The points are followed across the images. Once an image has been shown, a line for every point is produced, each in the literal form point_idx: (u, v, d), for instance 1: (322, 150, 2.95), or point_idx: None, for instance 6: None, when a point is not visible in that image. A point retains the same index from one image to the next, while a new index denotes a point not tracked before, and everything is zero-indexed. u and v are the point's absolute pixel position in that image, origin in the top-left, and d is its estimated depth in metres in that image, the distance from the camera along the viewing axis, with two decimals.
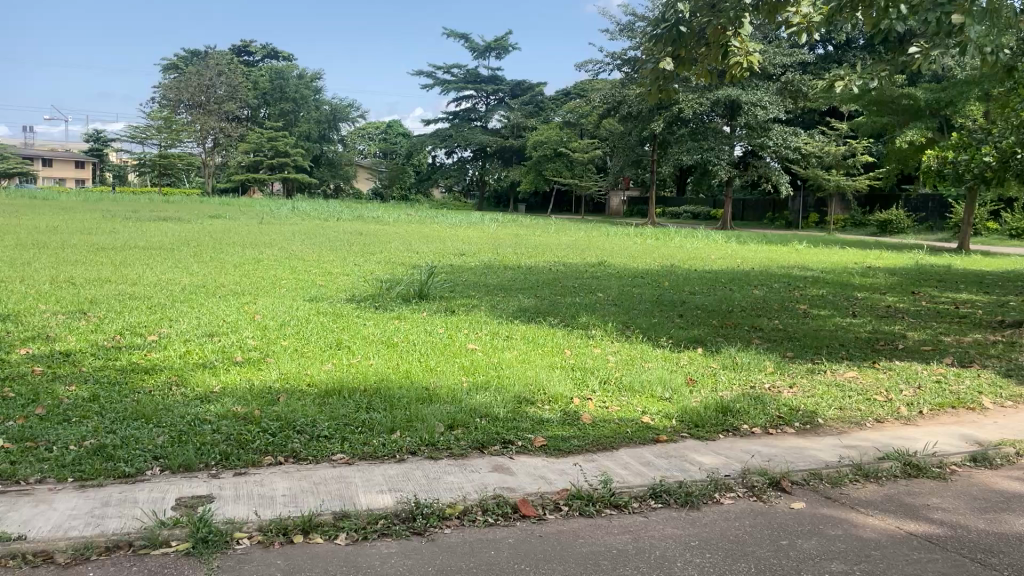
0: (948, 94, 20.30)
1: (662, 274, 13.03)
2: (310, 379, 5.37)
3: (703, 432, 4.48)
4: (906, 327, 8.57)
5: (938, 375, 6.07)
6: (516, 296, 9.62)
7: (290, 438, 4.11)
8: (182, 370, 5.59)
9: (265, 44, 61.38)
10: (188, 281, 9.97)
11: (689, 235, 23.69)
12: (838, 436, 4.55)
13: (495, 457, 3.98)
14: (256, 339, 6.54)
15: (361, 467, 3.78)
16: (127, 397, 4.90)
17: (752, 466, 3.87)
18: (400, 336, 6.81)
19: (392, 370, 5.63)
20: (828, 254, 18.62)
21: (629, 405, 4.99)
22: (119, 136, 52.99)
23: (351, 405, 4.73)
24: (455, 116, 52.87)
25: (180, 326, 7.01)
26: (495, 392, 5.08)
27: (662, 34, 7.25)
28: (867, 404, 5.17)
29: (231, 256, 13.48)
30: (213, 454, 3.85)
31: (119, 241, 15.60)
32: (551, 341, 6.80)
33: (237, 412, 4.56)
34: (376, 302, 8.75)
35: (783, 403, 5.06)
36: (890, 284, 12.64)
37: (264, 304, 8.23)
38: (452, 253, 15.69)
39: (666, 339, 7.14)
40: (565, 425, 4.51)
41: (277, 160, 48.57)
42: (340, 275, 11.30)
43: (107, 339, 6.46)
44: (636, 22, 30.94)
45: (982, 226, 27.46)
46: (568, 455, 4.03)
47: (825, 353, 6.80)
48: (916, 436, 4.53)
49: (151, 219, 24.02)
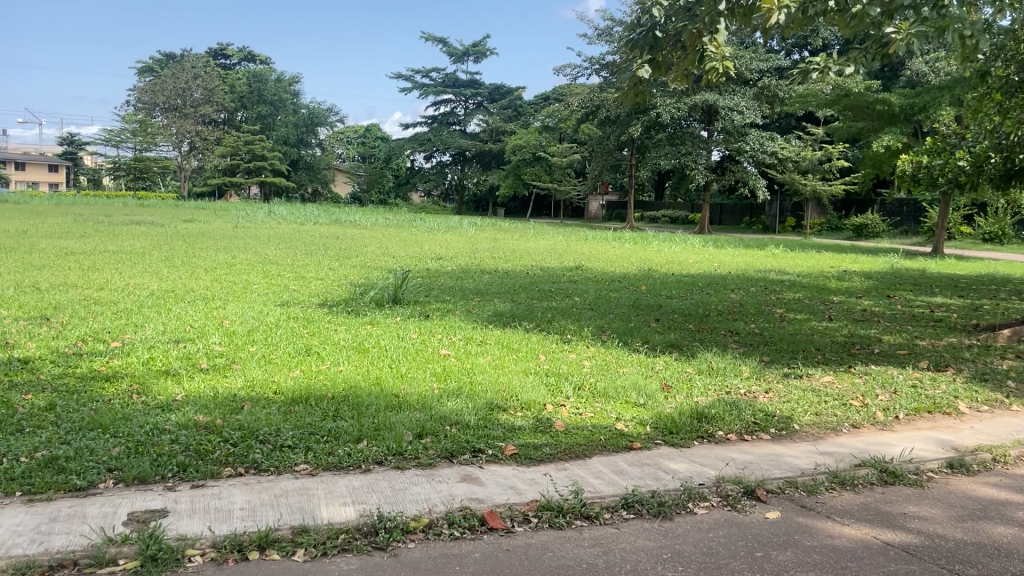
0: (921, 100, 20.38)
1: (640, 278, 12.94)
2: (276, 387, 5.22)
3: (678, 439, 4.40)
4: (881, 330, 8.57)
5: (914, 380, 6.02)
6: (492, 301, 9.52)
7: (252, 448, 3.97)
8: (144, 377, 5.42)
9: (242, 48, 61.12)
10: (155, 286, 9.80)
11: (666, 239, 23.66)
12: (814, 442, 4.48)
13: (464, 467, 3.86)
14: (223, 345, 6.40)
15: (324, 478, 3.66)
16: (85, 406, 4.73)
17: (727, 474, 3.78)
18: (371, 342, 6.68)
19: (361, 377, 5.49)
20: (804, 258, 18.70)
21: (604, 411, 4.89)
22: (93, 140, 52.23)
23: (317, 413, 4.60)
24: (434, 120, 52.78)
25: (146, 331, 6.83)
26: (466, 398, 4.98)
27: (638, 38, 7.14)
28: (842, 409, 5.12)
29: (204, 260, 13.29)
30: (171, 465, 3.71)
31: (89, 245, 15.29)
32: (525, 347, 6.69)
33: (199, 421, 4.41)
34: (347, 306, 8.62)
35: (758, 409, 4.99)
36: (866, 288, 12.69)
37: (233, 310, 8.08)
38: (428, 258, 15.60)
39: (642, 343, 7.07)
40: (538, 433, 4.41)
41: (253, 164, 47.95)
42: (313, 280, 11.11)
43: (68, 346, 6.27)
44: (615, 27, 31.05)
45: (956, 230, 27.73)
46: (539, 464, 3.93)
47: (801, 358, 6.76)
48: (893, 442, 4.47)
49: (124, 222, 23.77)
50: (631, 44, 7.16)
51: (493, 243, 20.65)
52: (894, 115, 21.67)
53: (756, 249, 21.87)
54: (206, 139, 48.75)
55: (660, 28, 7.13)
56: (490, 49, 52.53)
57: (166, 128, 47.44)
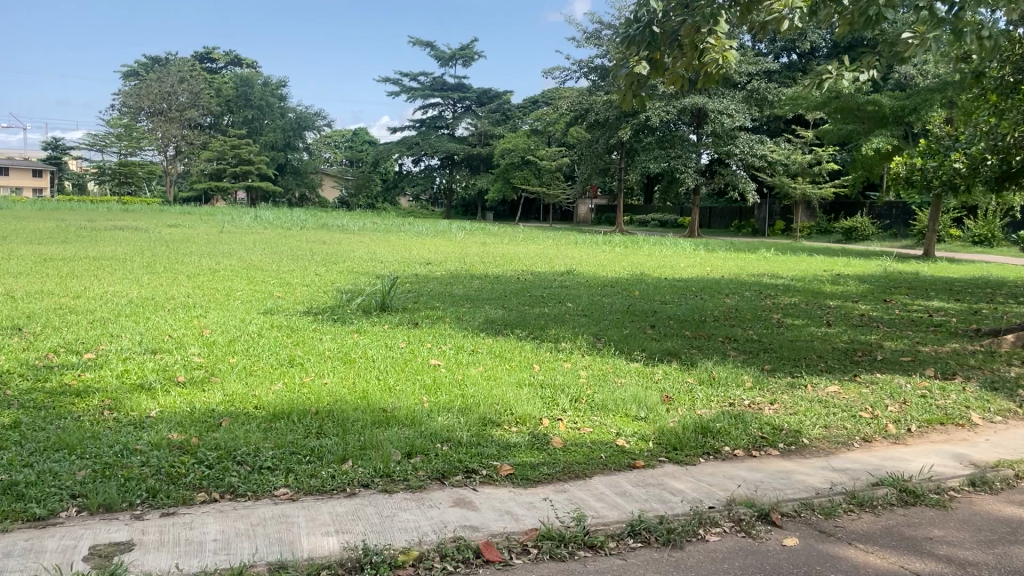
0: (912, 102, 20.26)
1: (633, 283, 12.72)
2: (256, 401, 4.94)
3: (682, 456, 4.15)
4: (882, 336, 8.36)
5: (922, 389, 5.78)
6: (483, 307, 9.26)
7: (228, 470, 3.70)
8: (117, 392, 5.13)
9: (229, 52, 60.74)
10: (135, 293, 9.52)
11: (656, 243, 23.42)
12: (825, 458, 4.25)
13: (456, 489, 3.60)
14: (202, 357, 6.11)
15: (305, 504, 3.39)
16: (52, 424, 4.45)
17: (738, 496, 3.54)
18: (357, 352, 6.41)
19: (348, 390, 5.22)
20: (797, 262, 18.50)
21: (603, 426, 4.64)
22: (78, 145, 51.49)
23: (299, 430, 4.33)
24: (422, 124, 52.51)
25: (121, 342, 6.53)
26: (458, 413, 4.71)
27: (635, 35, 6.92)
28: (852, 422, 4.88)
29: (187, 266, 12.99)
30: (140, 490, 3.44)
31: (69, 252, 14.84)
32: (519, 356, 6.43)
33: (172, 440, 4.13)
34: (332, 314, 8.35)
35: (764, 422, 4.75)
36: (862, 293, 12.45)
37: (215, 318, 7.79)
38: (417, 263, 15.31)
39: (640, 352, 6.82)
40: (534, 451, 4.16)
41: (241, 168, 47.13)
42: (299, 286, 10.85)
43: (39, 358, 5.96)
44: (603, 30, 30.94)
45: (946, 233, 27.69)
46: (536, 486, 3.67)
47: (803, 366, 6.51)
48: (909, 457, 4.26)
49: (107, 227, 23.45)
50: (626, 40, 6.95)
51: (482, 248, 20.31)
52: (884, 117, 21.42)
53: (748, 252, 21.63)
54: (192, 144, 48.45)
55: (658, 24, 6.94)
56: (477, 52, 52.37)
57: (151, 132, 47.26)
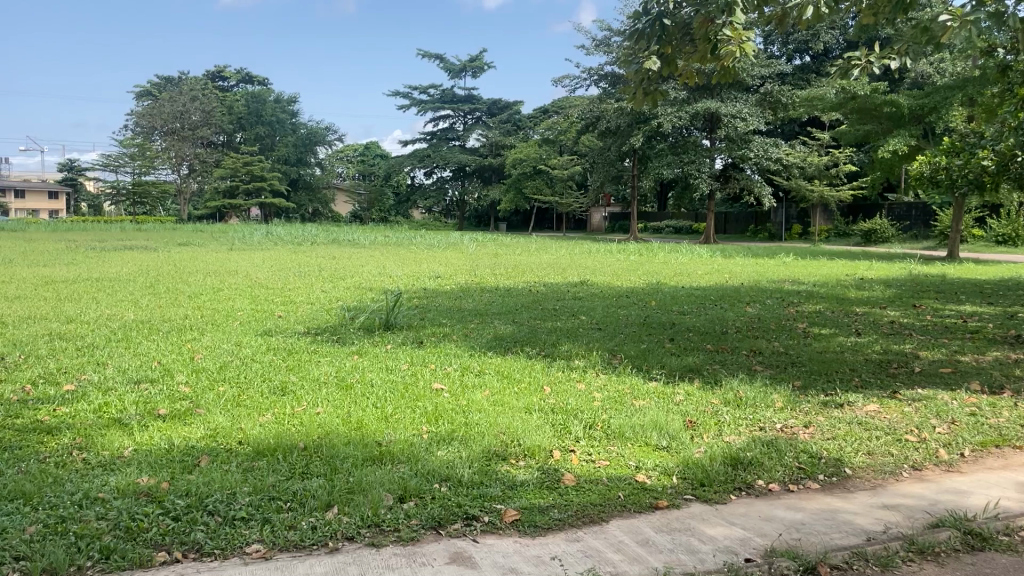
0: (931, 100, 19.72)
1: (650, 293, 12.26)
2: (241, 437, 4.51)
3: (711, 494, 3.68)
4: (918, 345, 7.82)
5: (971, 407, 5.26)
6: (492, 322, 8.85)
7: (195, 523, 3.26)
8: (91, 429, 4.72)
9: (240, 69, 60.87)
10: (131, 316, 9.18)
11: (672, 249, 22.95)
12: (871, 491, 3.78)
13: (454, 541, 3.15)
14: (189, 386, 5.71)
15: (281, 564, 2.95)
16: (13, 468, 4.03)
17: (777, 544, 3.07)
18: (355, 376, 5.98)
19: (340, 421, 4.79)
20: (816, 266, 18.01)
21: (621, 458, 4.18)
22: (92, 165, 51.59)
23: (283, 471, 3.90)
24: (434, 136, 52.31)
25: (105, 372, 6.12)
26: (459, 447, 4.27)
27: (645, 28, 6.29)
28: (898, 446, 4.39)
29: (190, 286, 12.65)
30: (92, 550, 3.01)
31: (73, 274, 14.49)
32: (529, 377, 5.99)
33: (139, 485, 3.70)
34: (334, 334, 7.95)
35: (801, 449, 4.27)
36: (888, 297, 11.94)
37: (207, 342, 7.37)
38: (426, 277, 14.86)
39: (659, 369, 6.36)
40: (543, 490, 3.69)
41: (253, 185, 47.04)
42: (302, 304, 10.49)
43: (14, 391, 5.56)
44: (613, 36, 30.58)
45: (968, 233, 27.04)
46: (547, 534, 3.22)
47: (837, 382, 6.01)
48: (967, 489, 3.77)
49: (116, 247, 23.23)
50: (636, 34, 6.30)
51: (492, 259, 19.89)
52: (903, 116, 20.86)
53: (765, 257, 21.12)
54: (205, 162, 48.33)
55: (670, 16, 6.24)
56: (488, 63, 52.16)
57: (165, 151, 46.94)
